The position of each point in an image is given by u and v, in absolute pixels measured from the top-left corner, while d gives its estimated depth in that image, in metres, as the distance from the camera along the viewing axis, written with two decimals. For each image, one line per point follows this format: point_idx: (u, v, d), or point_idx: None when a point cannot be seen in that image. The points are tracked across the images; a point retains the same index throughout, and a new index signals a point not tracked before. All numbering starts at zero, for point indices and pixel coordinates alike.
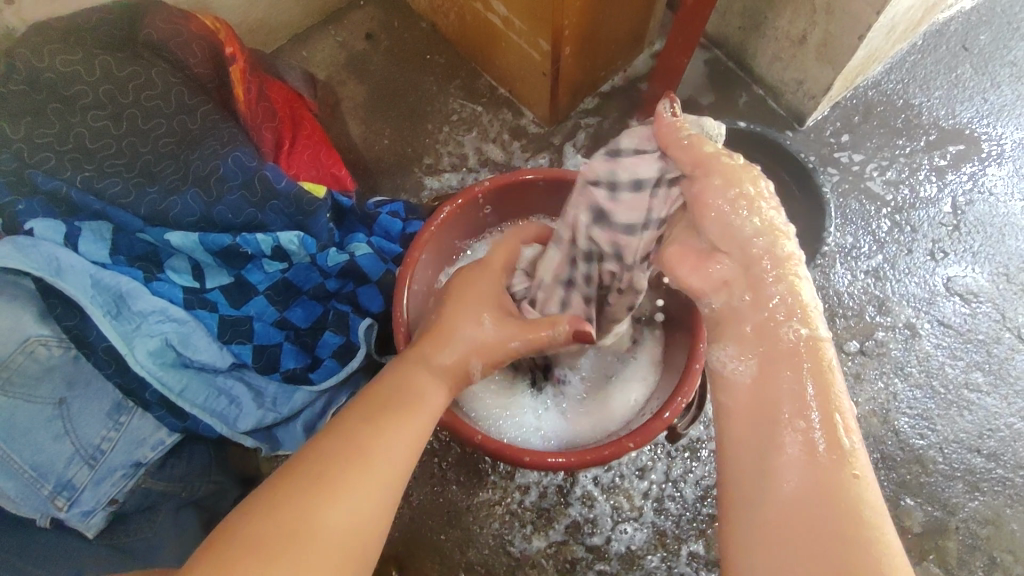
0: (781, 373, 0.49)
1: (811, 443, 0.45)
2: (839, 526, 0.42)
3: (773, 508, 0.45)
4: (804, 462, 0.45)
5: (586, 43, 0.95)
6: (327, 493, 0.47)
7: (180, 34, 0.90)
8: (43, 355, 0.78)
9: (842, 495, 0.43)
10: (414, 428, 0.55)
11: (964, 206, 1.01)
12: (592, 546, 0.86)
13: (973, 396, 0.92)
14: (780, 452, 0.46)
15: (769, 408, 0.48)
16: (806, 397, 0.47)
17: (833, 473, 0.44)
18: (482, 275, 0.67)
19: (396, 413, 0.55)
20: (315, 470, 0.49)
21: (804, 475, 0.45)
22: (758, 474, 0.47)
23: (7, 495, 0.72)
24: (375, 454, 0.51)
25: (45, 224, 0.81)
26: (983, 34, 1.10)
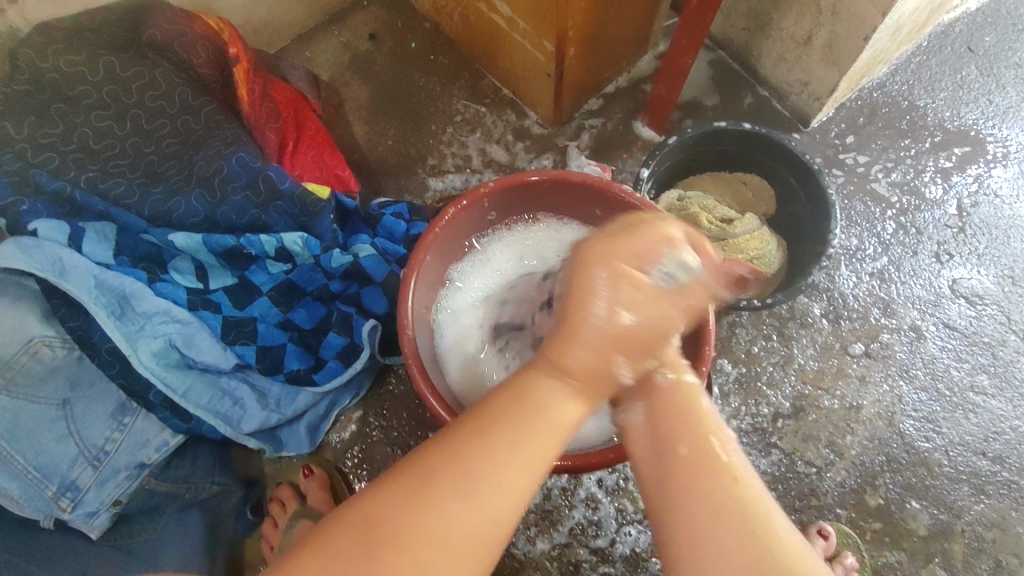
0: (671, 406, 0.48)
1: (704, 458, 0.45)
2: (751, 539, 0.42)
3: (690, 540, 0.43)
4: (706, 483, 0.44)
5: (591, 44, 0.95)
6: (400, 560, 0.40)
7: (185, 34, 0.90)
8: (47, 355, 0.77)
9: (745, 515, 0.43)
10: (529, 458, 0.44)
11: (970, 208, 1.00)
12: (596, 548, 0.86)
13: (979, 399, 0.92)
14: (678, 480, 0.45)
15: (667, 439, 0.47)
16: (687, 423, 0.47)
17: (734, 492, 0.44)
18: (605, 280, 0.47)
19: (507, 442, 0.44)
20: (388, 524, 0.41)
21: (708, 498, 0.44)
22: (672, 511, 0.44)
23: (10, 496, 0.72)
24: (465, 506, 0.42)
25: (48, 225, 0.81)
26: (988, 36, 1.10)
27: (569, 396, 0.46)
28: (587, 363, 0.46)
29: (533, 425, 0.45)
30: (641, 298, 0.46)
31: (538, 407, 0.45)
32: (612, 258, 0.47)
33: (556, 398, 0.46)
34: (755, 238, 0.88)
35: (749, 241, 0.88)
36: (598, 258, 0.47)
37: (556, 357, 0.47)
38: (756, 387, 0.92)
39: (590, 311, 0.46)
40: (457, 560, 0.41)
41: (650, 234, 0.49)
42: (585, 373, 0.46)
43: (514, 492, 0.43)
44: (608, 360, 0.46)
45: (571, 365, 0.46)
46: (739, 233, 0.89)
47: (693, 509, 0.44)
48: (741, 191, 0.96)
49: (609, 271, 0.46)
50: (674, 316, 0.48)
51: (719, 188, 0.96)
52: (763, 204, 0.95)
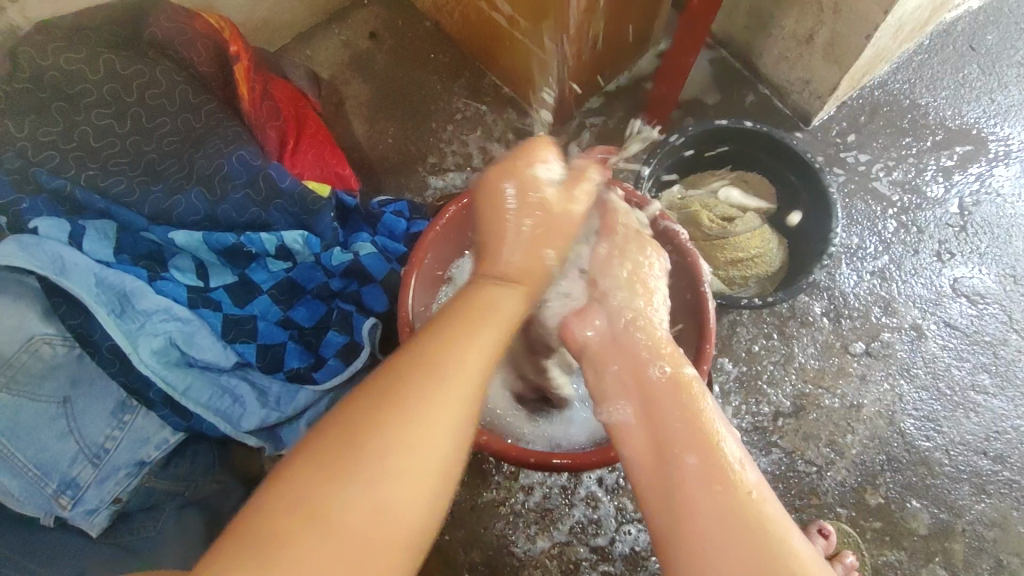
0: (668, 407, 0.52)
1: (706, 469, 0.48)
2: (753, 539, 0.44)
3: (695, 541, 0.46)
4: (708, 485, 0.47)
5: (592, 43, 0.95)
6: (394, 427, 0.45)
7: (184, 33, 0.90)
8: (48, 354, 0.78)
9: (746, 515, 0.46)
10: (481, 339, 0.51)
11: (971, 207, 1.00)
12: (596, 547, 0.85)
13: (980, 398, 0.92)
14: (679, 484, 0.48)
15: (669, 449, 0.50)
16: (689, 427, 0.50)
17: (734, 491, 0.47)
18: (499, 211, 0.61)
19: (458, 326, 0.52)
20: (377, 401, 0.46)
21: (710, 499, 0.47)
22: (672, 512, 0.48)
23: (10, 492, 0.72)
24: (434, 377, 0.48)
25: (49, 223, 0.81)
26: (991, 35, 1.09)
27: (503, 293, 0.56)
28: (520, 260, 0.59)
29: (480, 315, 0.53)
30: (555, 197, 0.61)
31: (480, 301, 0.55)
32: (520, 167, 0.62)
33: (499, 295, 0.56)
34: (757, 235, 0.89)
35: (749, 239, 0.89)
36: (506, 167, 0.63)
37: (494, 262, 0.59)
38: (757, 386, 0.92)
39: (514, 212, 0.61)
40: (436, 425, 0.46)
41: (540, 146, 0.64)
42: (518, 270, 0.58)
43: (476, 369, 0.50)
44: (538, 252, 0.60)
45: (505, 264, 0.59)
46: (739, 231, 0.89)
47: (696, 514, 0.46)
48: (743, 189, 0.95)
49: (525, 180, 0.62)
50: (574, 208, 0.62)
51: (721, 187, 0.95)
52: (765, 203, 0.95)
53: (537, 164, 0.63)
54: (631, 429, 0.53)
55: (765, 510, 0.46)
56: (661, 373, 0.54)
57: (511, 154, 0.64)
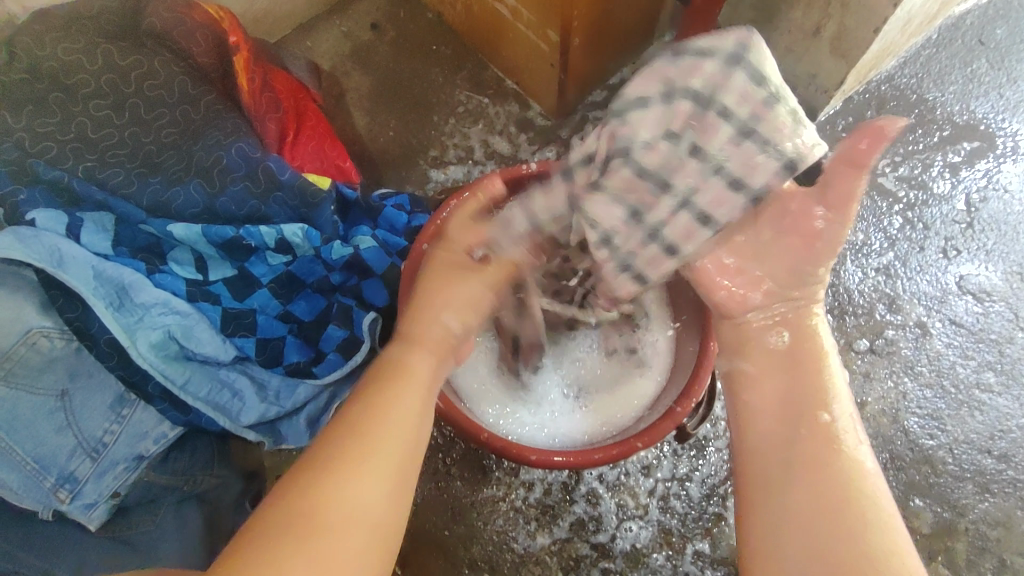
0: (802, 374, 0.57)
1: (821, 439, 0.52)
2: (841, 523, 0.47)
3: (790, 505, 0.50)
4: (826, 450, 0.51)
5: (596, 35, 0.94)
6: (351, 463, 0.51)
7: (184, 22, 0.88)
8: (45, 347, 0.77)
9: (843, 495, 0.49)
10: (408, 400, 0.56)
11: (978, 203, 0.99)
12: (597, 544, 0.85)
13: (984, 397, 0.91)
14: (799, 445, 0.53)
15: (799, 412, 0.54)
16: (808, 402, 0.55)
17: (843, 468, 0.50)
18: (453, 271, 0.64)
19: (387, 392, 0.56)
20: (316, 483, 0.49)
21: (818, 474, 0.50)
22: (783, 456, 0.53)
23: (9, 487, 0.71)
24: (382, 431, 0.53)
25: (46, 215, 0.80)
26: (999, 29, 1.08)
27: (422, 355, 0.60)
28: (444, 326, 0.62)
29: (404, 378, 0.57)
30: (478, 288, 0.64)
31: (393, 367, 0.58)
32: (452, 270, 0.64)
33: (420, 364, 0.59)
34: None
35: None
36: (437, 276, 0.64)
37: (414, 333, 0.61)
38: None
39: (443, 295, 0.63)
40: (381, 463, 0.52)
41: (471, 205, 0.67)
42: (425, 338, 0.61)
43: (411, 422, 0.55)
44: (433, 318, 0.62)
45: (418, 334, 0.61)
46: None
47: (801, 479, 0.51)
48: None
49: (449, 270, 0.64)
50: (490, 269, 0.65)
51: None
52: None
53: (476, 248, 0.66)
54: (759, 383, 0.58)
55: (867, 483, 0.50)
56: (774, 342, 0.59)
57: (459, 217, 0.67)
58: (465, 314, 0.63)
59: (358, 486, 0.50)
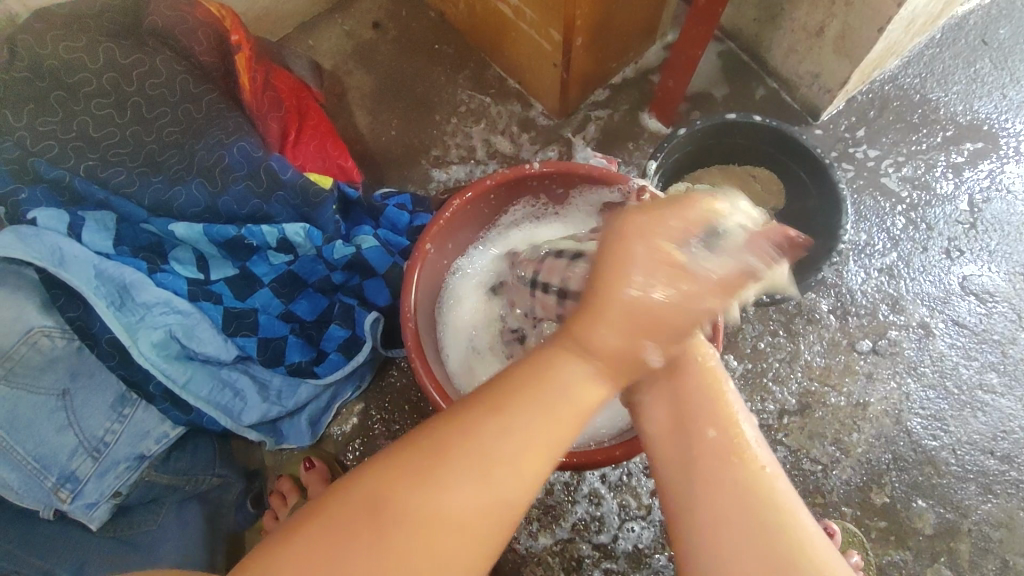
0: (688, 391, 0.48)
1: (724, 445, 0.45)
2: (766, 531, 0.42)
3: (702, 524, 0.43)
4: (724, 464, 0.45)
5: (598, 34, 0.93)
6: (437, 486, 0.41)
7: (186, 21, 0.88)
8: (46, 346, 0.76)
9: (761, 501, 0.43)
10: (548, 426, 0.43)
11: (981, 204, 0.99)
12: (598, 544, 0.85)
13: (987, 397, 0.91)
14: (697, 462, 0.45)
15: (691, 422, 0.47)
16: (712, 411, 0.47)
17: (753, 475, 0.44)
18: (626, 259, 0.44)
19: (526, 406, 0.43)
20: (388, 484, 0.41)
21: (724, 479, 0.44)
22: (683, 483, 0.45)
23: (10, 486, 0.71)
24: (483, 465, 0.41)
25: (47, 213, 0.80)
26: (1003, 29, 1.08)
27: (592, 377, 0.44)
28: (617, 343, 0.43)
29: (551, 402, 0.43)
30: (687, 281, 0.43)
31: (546, 375, 0.44)
32: (661, 230, 0.44)
33: (574, 372, 0.44)
34: None
35: None
36: (622, 257, 0.44)
37: (584, 330, 0.44)
38: (762, 384, 0.91)
39: (628, 282, 0.43)
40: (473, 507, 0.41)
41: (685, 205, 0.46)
42: (616, 354, 0.44)
43: (534, 459, 0.43)
44: (628, 332, 0.43)
45: (592, 336, 0.44)
46: None
47: (712, 492, 0.44)
48: (750, 185, 0.94)
49: (649, 260, 0.43)
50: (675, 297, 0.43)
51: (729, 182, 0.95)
52: (772, 199, 0.94)
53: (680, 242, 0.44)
54: (649, 402, 0.49)
55: (778, 491, 0.44)
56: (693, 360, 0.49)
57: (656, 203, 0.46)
58: (628, 325, 0.43)
59: (441, 506, 0.40)
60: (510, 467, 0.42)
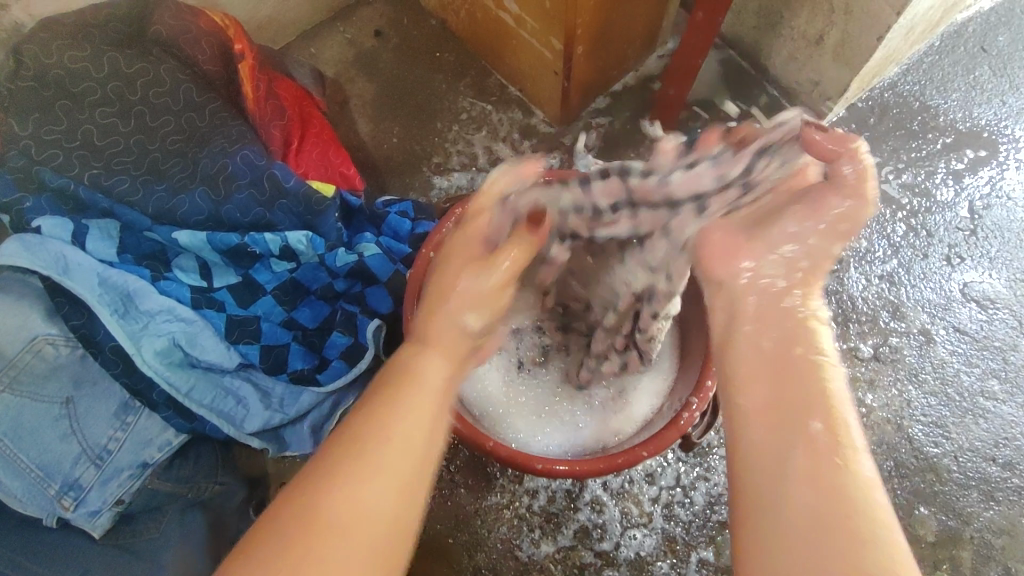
0: (789, 378, 0.49)
1: (825, 449, 0.44)
2: (845, 530, 0.41)
3: (787, 515, 0.43)
4: (818, 457, 0.44)
5: (598, 43, 0.94)
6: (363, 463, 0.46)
7: (189, 30, 0.89)
8: (50, 355, 0.77)
9: (846, 497, 0.42)
10: (421, 410, 0.50)
11: (981, 210, 0.99)
12: (601, 552, 0.85)
13: (989, 404, 0.91)
14: (799, 455, 0.45)
15: (798, 414, 0.47)
16: (820, 408, 0.46)
17: (844, 473, 0.43)
18: (465, 266, 0.58)
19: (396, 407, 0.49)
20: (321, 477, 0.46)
21: (815, 475, 0.44)
22: (775, 463, 0.45)
23: (13, 494, 0.71)
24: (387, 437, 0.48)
25: (52, 222, 0.81)
26: (1002, 36, 1.08)
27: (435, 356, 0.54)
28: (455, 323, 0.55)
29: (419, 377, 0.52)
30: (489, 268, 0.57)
31: (402, 369, 0.52)
32: (470, 236, 0.61)
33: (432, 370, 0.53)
34: None
35: None
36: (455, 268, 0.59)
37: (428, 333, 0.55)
38: None
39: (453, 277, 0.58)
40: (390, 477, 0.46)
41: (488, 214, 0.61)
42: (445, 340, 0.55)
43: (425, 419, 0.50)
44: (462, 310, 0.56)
45: (431, 332, 0.55)
46: None
47: (798, 482, 0.44)
48: None
49: (465, 265, 0.58)
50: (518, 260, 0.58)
51: None
52: None
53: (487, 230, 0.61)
54: (752, 381, 0.50)
55: (870, 495, 0.43)
56: (812, 363, 0.49)
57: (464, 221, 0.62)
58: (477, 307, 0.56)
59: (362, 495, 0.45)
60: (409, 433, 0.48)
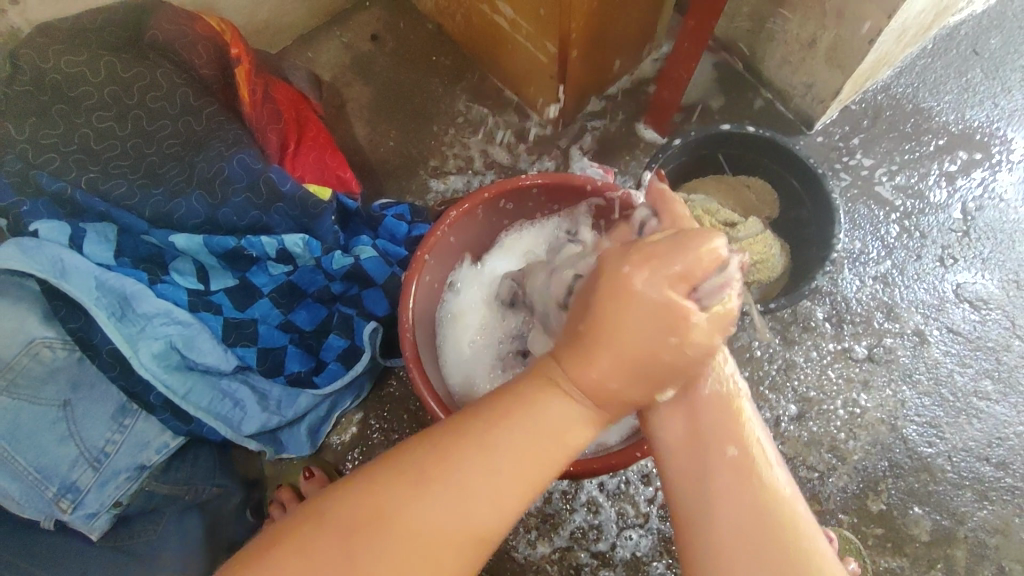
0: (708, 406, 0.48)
1: (741, 468, 0.46)
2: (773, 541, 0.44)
3: (719, 532, 0.45)
4: (739, 482, 0.46)
5: (593, 46, 0.94)
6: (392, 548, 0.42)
7: (186, 35, 0.90)
8: (48, 357, 0.77)
9: (775, 517, 0.45)
10: (502, 487, 0.43)
11: (974, 212, 1.00)
12: (597, 552, 0.85)
13: (982, 404, 0.92)
14: (714, 475, 0.47)
15: (708, 439, 0.47)
16: (724, 427, 0.48)
17: (764, 490, 0.46)
18: (644, 329, 0.40)
19: (512, 458, 0.43)
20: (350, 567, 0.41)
21: (736, 494, 0.46)
22: (697, 482, 0.47)
23: (11, 497, 0.71)
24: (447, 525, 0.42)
25: (48, 225, 0.81)
26: (994, 39, 1.09)
27: (580, 418, 0.44)
28: (613, 388, 0.43)
29: (539, 444, 0.44)
30: (675, 345, 0.40)
31: (541, 431, 0.44)
32: (665, 267, 0.40)
33: (565, 418, 0.44)
34: (759, 241, 0.88)
35: (754, 245, 0.88)
36: (623, 318, 0.41)
37: (580, 373, 0.43)
38: (759, 391, 0.92)
39: (636, 337, 0.41)
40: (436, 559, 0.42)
41: (696, 252, 0.40)
42: (608, 397, 0.44)
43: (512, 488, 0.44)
44: (638, 389, 0.43)
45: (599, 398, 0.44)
46: (742, 236, 0.87)
47: (724, 506, 0.46)
48: (744, 195, 0.95)
49: (644, 315, 0.40)
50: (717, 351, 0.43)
51: (724, 192, 0.95)
52: (767, 207, 0.94)
53: (696, 284, 0.40)
54: (671, 418, 0.49)
55: (790, 502, 0.46)
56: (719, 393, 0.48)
57: (666, 239, 0.40)
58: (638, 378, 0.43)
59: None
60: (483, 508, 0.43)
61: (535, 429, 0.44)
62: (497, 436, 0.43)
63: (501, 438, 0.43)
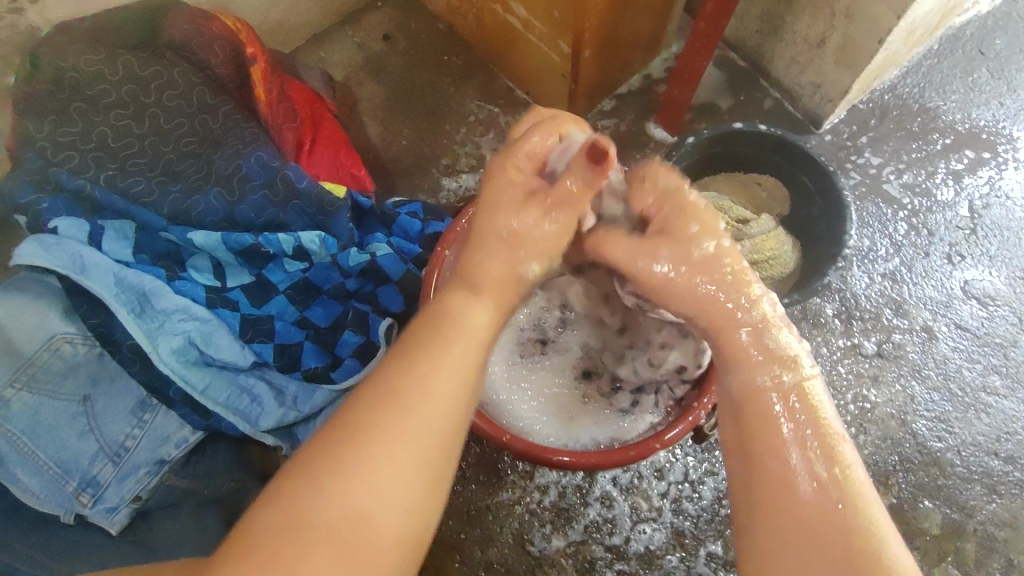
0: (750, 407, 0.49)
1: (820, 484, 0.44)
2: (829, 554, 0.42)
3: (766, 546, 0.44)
4: (787, 494, 0.45)
5: (606, 45, 0.95)
6: (357, 453, 0.45)
7: (203, 34, 0.90)
8: (68, 353, 0.78)
9: (838, 527, 0.43)
10: (443, 370, 0.49)
11: (981, 210, 1.01)
12: (611, 546, 0.86)
13: (991, 399, 0.93)
14: (766, 486, 0.46)
15: (757, 446, 0.47)
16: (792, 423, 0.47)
17: (822, 504, 0.44)
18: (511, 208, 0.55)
19: (429, 346, 0.50)
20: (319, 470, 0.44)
21: (786, 509, 0.44)
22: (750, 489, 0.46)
23: (30, 491, 0.72)
24: (400, 410, 0.46)
25: (68, 223, 0.82)
26: (999, 39, 1.10)
27: (482, 307, 0.53)
28: (497, 272, 0.54)
29: (447, 331, 0.51)
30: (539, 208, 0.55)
31: (445, 317, 0.52)
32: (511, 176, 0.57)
33: (473, 313, 0.53)
34: (773, 238, 0.88)
35: (767, 241, 0.88)
36: (496, 207, 0.56)
37: (468, 275, 0.54)
38: None
39: (504, 224, 0.55)
40: (398, 454, 0.45)
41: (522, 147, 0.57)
42: (492, 284, 0.54)
43: (453, 374, 0.49)
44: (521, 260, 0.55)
45: (480, 278, 0.54)
46: (755, 233, 0.88)
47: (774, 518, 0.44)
48: (756, 193, 0.97)
49: (509, 206, 0.55)
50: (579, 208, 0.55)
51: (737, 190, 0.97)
52: (778, 206, 0.95)
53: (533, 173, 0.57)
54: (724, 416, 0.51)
55: (864, 513, 0.44)
56: (781, 399, 0.48)
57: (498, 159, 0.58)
58: (540, 254, 0.55)
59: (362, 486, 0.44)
60: (433, 398, 0.47)
61: (442, 322, 0.52)
62: (415, 333, 0.51)
63: (420, 332, 0.51)
